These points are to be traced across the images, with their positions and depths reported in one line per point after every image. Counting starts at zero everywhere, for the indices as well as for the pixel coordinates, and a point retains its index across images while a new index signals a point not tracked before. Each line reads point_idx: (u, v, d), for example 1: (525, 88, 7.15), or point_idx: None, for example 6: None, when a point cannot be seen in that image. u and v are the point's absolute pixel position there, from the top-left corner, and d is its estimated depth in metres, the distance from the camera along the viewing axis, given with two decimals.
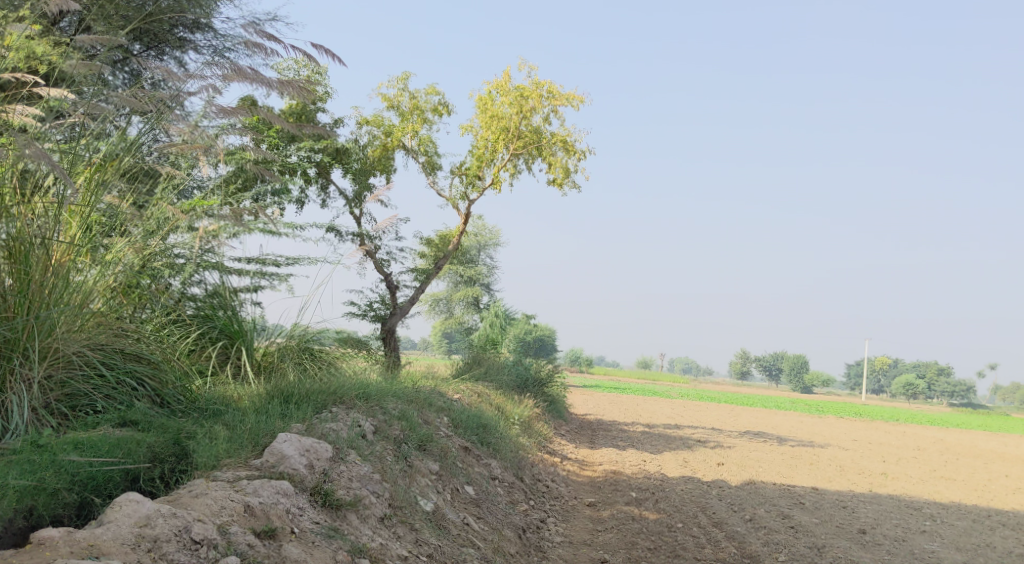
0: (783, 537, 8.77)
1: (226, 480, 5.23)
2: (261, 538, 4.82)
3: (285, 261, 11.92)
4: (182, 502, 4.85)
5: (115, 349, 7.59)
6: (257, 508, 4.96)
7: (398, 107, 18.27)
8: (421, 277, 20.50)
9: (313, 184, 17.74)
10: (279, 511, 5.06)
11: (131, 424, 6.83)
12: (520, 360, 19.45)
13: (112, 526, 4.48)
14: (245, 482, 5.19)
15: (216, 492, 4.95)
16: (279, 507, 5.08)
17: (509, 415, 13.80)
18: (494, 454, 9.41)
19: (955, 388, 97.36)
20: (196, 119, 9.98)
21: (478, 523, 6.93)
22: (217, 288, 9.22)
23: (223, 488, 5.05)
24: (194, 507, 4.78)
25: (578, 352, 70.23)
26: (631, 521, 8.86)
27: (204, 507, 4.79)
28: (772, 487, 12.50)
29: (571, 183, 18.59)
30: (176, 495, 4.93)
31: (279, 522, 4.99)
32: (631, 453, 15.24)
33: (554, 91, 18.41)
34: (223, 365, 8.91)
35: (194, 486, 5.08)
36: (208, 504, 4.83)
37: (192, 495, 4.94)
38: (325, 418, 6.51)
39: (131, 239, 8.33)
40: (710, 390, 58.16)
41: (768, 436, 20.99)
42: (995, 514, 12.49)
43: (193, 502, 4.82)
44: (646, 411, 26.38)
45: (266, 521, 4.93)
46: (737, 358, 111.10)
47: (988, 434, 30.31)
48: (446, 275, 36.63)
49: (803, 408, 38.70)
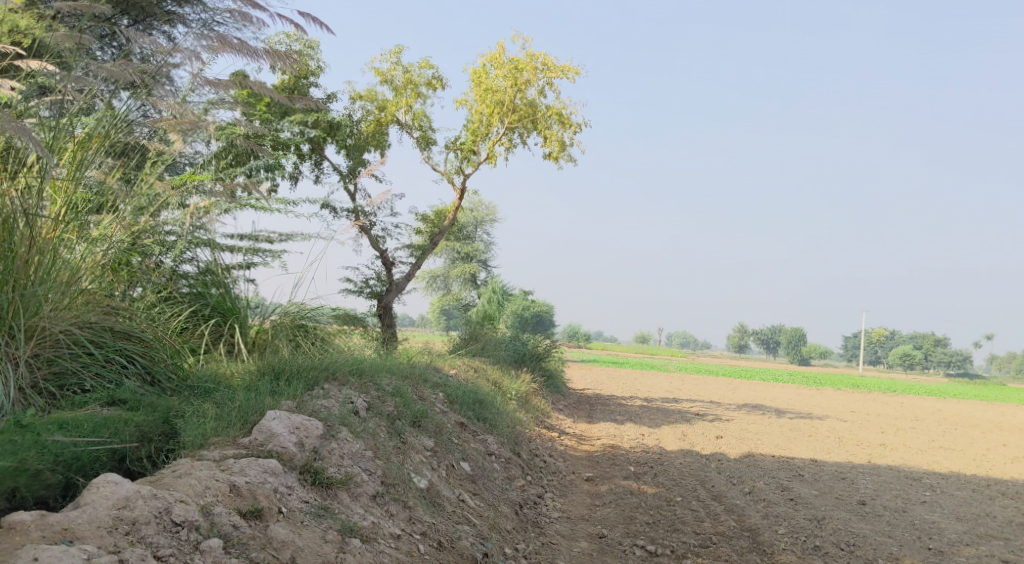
0: (782, 509, 8.70)
1: (212, 459, 5.12)
2: (246, 519, 4.71)
3: (279, 237, 11.77)
4: (164, 482, 4.74)
5: (105, 328, 7.47)
6: (243, 488, 4.85)
7: (392, 82, 18.03)
8: (417, 252, 20.35)
9: (307, 160, 17.55)
10: (266, 490, 4.95)
11: (120, 403, 6.72)
12: (517, 336, 19.36)
13: (88, 509, 4.38)
14: (231, 461, 5.08)
15: (200, 472, 4.85)
16: (266, 486, 4.97)
17: (506, 390, 13.72)
18: (490, 429, 9.32)
19: (952, 359, 97.46)
20: (184, 94, 9.84)
21: (474, 499, 6.83)
22: (209, 266, 9.09)
23: (208, 468, 4.95)
24: (177, 487, 4.68)
25: (577, 328, 70.25)
26: (629, 495, 8.78)
27: (187, 487, 4.68)
28: (771, 460, 12.45)
29: (567, 157, 18.40)
30: (159, 476, 4.82)
31: (266, 502, 4.87)
32: (630, 427, 15.18)
33: (549, 63, 18.17)
34: (216, 342, 8.78)
35: (179, 466, 4.97)
36: (191, 484, 4.73)
37: (175, 474, 4.83)
38: (316, 394, 6.38)
39: (118, 215, 8.14)
40: (708, 364, 58.17)
41: (767, 409, 20.94)
42: (995, 484, 12.44)
43: (176, 483, 4.71)
44: (645, 386, 26.33)
45: (252, 501, 4.81)
46: (735, 332, 111.28)
47: (985, 404, 30.26)
48: (443, 251, 36.56)
49: (800, 381, 38.65)
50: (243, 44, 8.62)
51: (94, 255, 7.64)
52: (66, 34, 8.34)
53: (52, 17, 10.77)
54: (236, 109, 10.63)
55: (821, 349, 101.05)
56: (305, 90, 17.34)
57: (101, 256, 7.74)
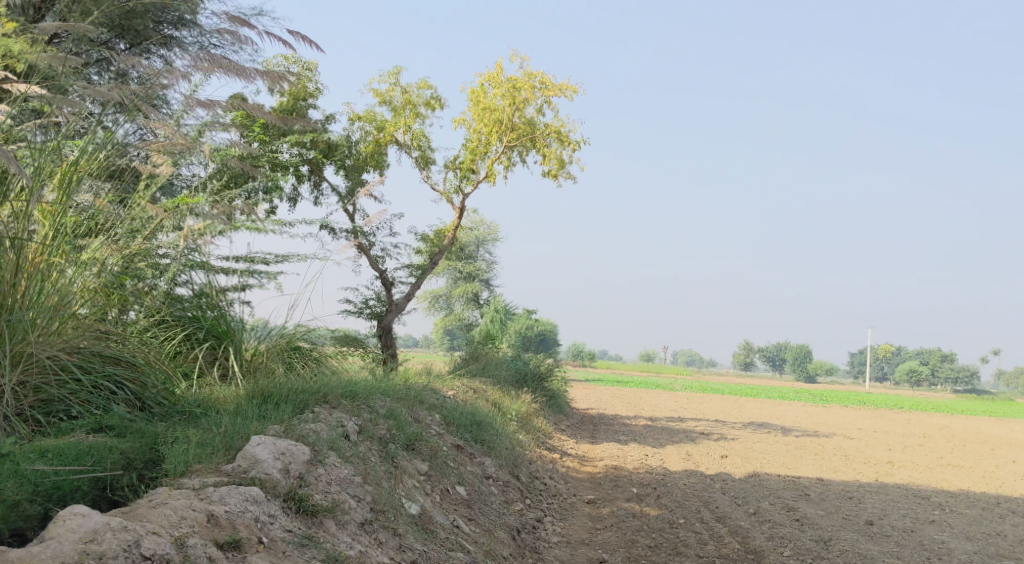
0: (788, 531, 8.51)
1: (191, 487, 4.97)
2: (224, 550, 4.57)
3: (274, 258, 11.67)
4: (137, 513, 4.60)
5: (95, 353, 7.32)
6: (222, 518, 4.71)
7: (390, 103, 17.98)
8: (417, 272, 20.23)
9: (306, 182, 17.47)
10: (246, 520, 4.80)
11: (107, 430, 6.58)
12: (518, 356, 19.19)
13: (53, 543, 4.22)
14: (211, 489, 4.94)
15: (177, 501, 4.71)
16: (247, 515, 4.83)
17: (506, 411, 13.54)
18: (488, 452, 9.14)
19: (960, 374, 96.81)
20: (178, 116, 9.75)
21: (468, 525, 6.67)
22: (204, 288, 8.91)
23: (186, 497, 4.80)
24: (152, 519, 4.53)
25: (581, 348, 70.01)
26: (631, 518, 8.59)
27: (162, 518, 4.54)
28: (777, 479, 12.25)
29: (566, 174, 18.32)
30: (133, 506, 4.68)
31: (246, 531, 4.73)
32: (633, 448, 14.98)
33: (547, 82, 18.14)
34: (210, 366, 8.62)
35: (156, 495, 4.83)
36: (166, 515, 4.58)
37: (150, 505, 4.69)
38: (305, 418, 6.23)
39: (110, 238, 8.00)
40: (713, 382, 57.87)
41: (772, 427, 20.72)
42: (1005, 502, 12.23)
43: (151, 514, 4.57)
44: (649, 405, 26.09)
45: (230, 532, 4.67)
46: (739, 350, 110.93)
47: (993, 420, 30.01)
48: (445, 271, 36.45)
49: (806, 398, 38.36)
50: (235, 65, 8.55)
51: (82, 279, 7.50)
52: (55, 55, 8.25)
53: (45, 39, 10.71)
54: (232, 130, 10.56)
55: (827, 366, 100.64)
56: (304, 112, 17.27)
57: (92, 281, 7.66)
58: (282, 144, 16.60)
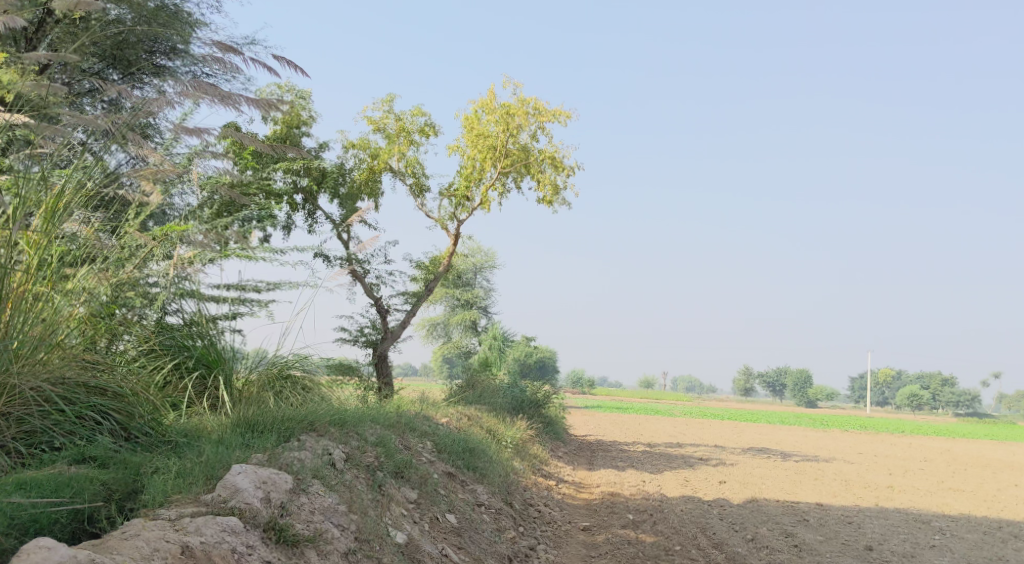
0: (785, 557, 8.40)
1: (168, 518, 4.91)
2: None
3: (266, 286, 11.61)
4: (109, 545, 4.56)
5: (79, 384, 7.11)
6: (197, 549, 4.66)
7: (384, 130, 17.98)
8: (412, 300, 20.17)
9: (300, 210, 17.43)
10: (222, 551, 4.74)
11: (91, 460, 6.48)
12: (515, 382, 19.06)
13: None
14: (187, 520, 4.88)
15: (150, 532, 4.67)
16: (223, 546, 4.77)
17: (500, 437, 13.42)
18: (480, 479, 9.02)
19: (960, 397, 96.47)
20: (168, 144, 9.69)
21: (458, 554, 6.55)
22: (195, 316, 8.62)
23: (161, 528, 4.76)
24: (123, 551, 4.50)
25: (579, 375, 69.89)
26: (626, 545, 8.47)
27: (133, 550, 4.51)
28: (775, 504, 12.11)
29: (561, 200, 18.31)
30: (105, 538, 4.64)
31: None
32: (631, 474, 14.84)
33: (540, 108, 18.18)
34: (200, 396, 8.34)
35: (130, 526, 4.79)
36: (138, 547, 4.54)
37: (122, 536, 4.64)
38: (289, 446, 6.14)
39: (94, 267, 7.83)
40: (712, 407, 57.67)
41: (772, 452, 20.55)
42: (1006, 526, 12.08)
43: (122, 546, 4.53)
44: (648, 431, 25.93)
45: None
46: (738, 375, 110.61)
47: (994, 444, 29.87)
48: (442, 299, 36.37)
49: (805, 423, 38.15)
50: (224, 94, 8.52)
51: (68, 308, 7.33)
52: (40, 83, 8.16)
53: (35, 69, 10.69)
54: (223, 158, 10.53)
55: (827, 391, 100.36)
56: (298, 140, 17.24)
57: (80, 310, 7.54)
58: (275, 173, 16.58)
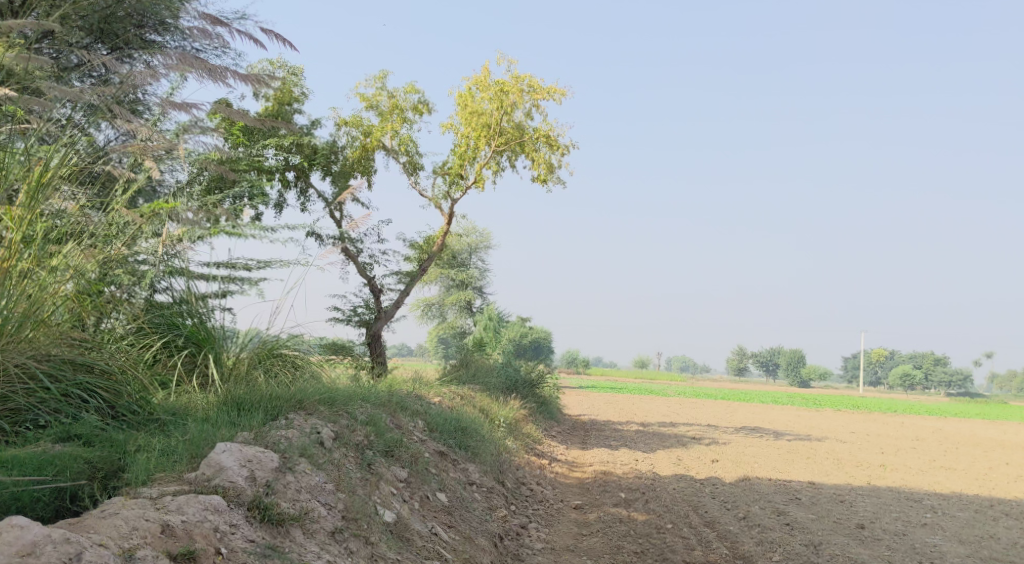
0: (778, 535, 8.38)
1: (149, 496, 4.87)
2: (177, 562, 4.45)
3: (256, 264, 11.51)
4: (87, 524, 4.50)
5: (66, 361, 7.00)
6: (178, 528, 4.59)
7: (377, 107, 17.79)
8: (406, 279, 20.06)
9: (292, 188, 17.28)
10: (205, 530, 4.68)
11: (76, 439, 6.39)
12: (509, 361, 18.99)
13: None
14: (169, 498, 4.83)
15: (130, 511, 4.61)
16: (205, 525, 4.71)
17: (493, 417, 13.35)
18: (472, 458, 8.95)
19: (953, 377, 96.95)
20: (156, 120, 9.52)
21: (448, 532, 6.50)
22: (184, 294, 8.44)
23: (141, 506, 4.70)
24: (100, 530, 4.43)
25: (574, 356, 70.06)
26: (618, 523, 8.45)
27: (111, 529, 4.44)
28: (767, 483, 12.11)
29: (555, 179, 18.18)
30: (83, 517, 4.58)
31: (202, 542, 4.61)
32: (624, 453, 14.83)
33: (535, 85, 18.01)
34: (189, 374, 8.16)
35: (110, 505, 4.73)
36: (117, 526, 4.48)
37: (100, 516, 4.59)
38: (276, 425, 6.07)
39: (80, 245, 7.65)
40: (706, 387, 57.81)
41: (765, 431, 20.56)
42: (998, 504, 12.12)
43: (100, 525, 4.47)
44: (642, 411, 25.91)
45: (185, 542, 4.55)
46: (733, 355, 110.90)
47: (988, 423, 30.01)
48: (436, 279, 36.26)
49: (800, 403, 38.31)
50: (211, 67, 8.36)
51: (53, 285, 7.16)
52: (23, 54, 7.89)
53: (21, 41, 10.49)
54: (212, 133, 10.38)
55: (821, 371, 100.77)
56: (290, 116, 17.06)
57: (67, 287, 7.39)
58: (265, 150, 16.44)
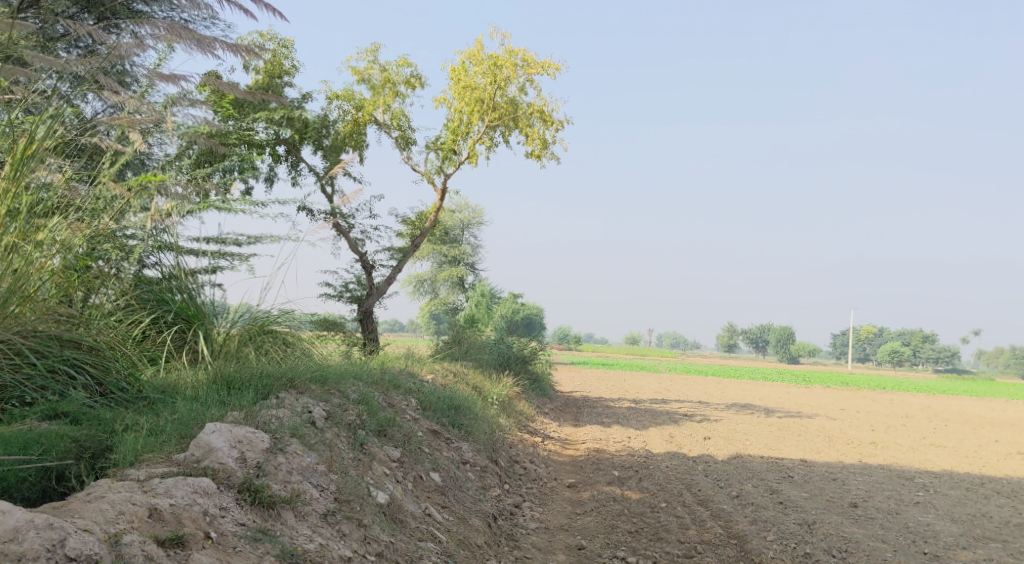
0: (771, 514, 8.34)
1: (137, 479, 4.78)
2: (165, 547, 4.36)
3: (247, 240, 11.37)
4: (72, 508, 4.41)
5: (52, 336, 6.86)
6: (166, 512, 4.51)
7: (369, 81, 17.56)
8: (398, 255, 19.91)
9: (282, 162, 17.07)
10: (193, 514, 4.59)
11: (63, 417, 6.28)
12: (502, 338, 18.89)
13: None
14: (157, 481, 4.74)
15: (116, 495, 4.52)
16: (194, 509, 4.62)
17: (486, 394, 13.28)
18: (466, 436, 8.88)
19: (941, 354, 97.58)
20: (144, 91, 9.32)
21: (442, 513, 6.44)
22: (174, 270, 8.28)
23: (128, 490, 4.61)
24: (85, 514, 4.34)
25: (566, 331, 70.24)
26: (612, 502, 8.40)
27: (96, 514, 4.36)
28: (760, 461, 12.09)
29: (550, 155, 18.02)
30: (68, 501, 4.50)
31: (191, 526, 4.52)
32: (617, 430, 14.79)
33: (529, 59, 17.81)
34: (179, 351, 8.02)
35: (96, 488, 4.64)
36: (103, 510, 4.39)
37: (86, 500, 4.50)
38: (267, 404, 5.97)
39: (66, 219, 7.44)
40: (697, 364, 57.96)
41: (756, 408, 20.56)
42: (989, 482, 12.14)
43: (85, 509, 4.38)
44: (634, 387, 25.90)
45: (174, 526, 4.47)
46: (723, 332, 111.25)
47: (977, 400, 30.14)
48: (429, 255, 36.10)
49: (790, 379, 38.41)
50: (198, 38, 8.16)
51: (39, 260, 6.97)
52: (8, 22, 7.65)
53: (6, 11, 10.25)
54: (201, 106, 10.21)
55: (811, 348, 101.13)
56: (280, 90, 16.82)
57: (53, 261, 7.19)
58: (256, 123, 16.20)
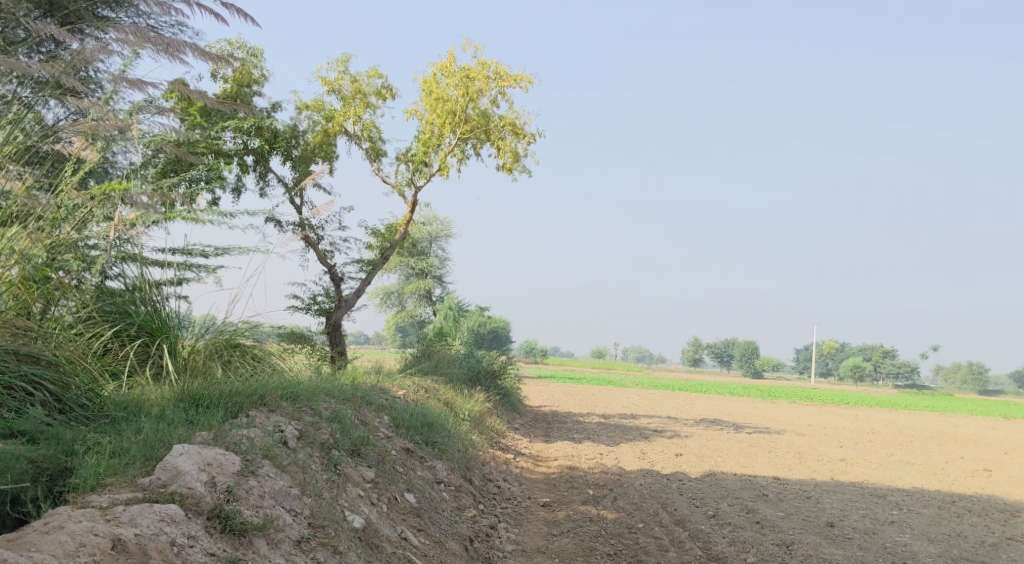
0: (750, 534, 8.21)
1: (99, 506, 4.54)
2: None
3: (214, 251, 11.09)
4: (29, 540, 4.19)
5: (9, 351, 6.51)
6: (130, 543, 4.29)
7: (339, 91, 17.31)
8: (367, 268, 19.63)
9: (250, 172, 16.76)
10: (160, 544, 4.38)
11: (19, 435, 5.97)
12: (472, 352, 18.64)
13: None
14: (121, 508, 4.50)
15: (76, 525, 4.29)
16: (160, 539, 4.40)
17: (458, 411, 13.06)
18: (439, 455, 8.65)
19: (902, 369, 98.83)
20: (108, 98, 8.99)
21: (417, 536, 6.23)
22: (138, 281, 7.93)
23: (90, 519, 4.37)
24: (42, 548, 4.13)
25: (533, 344, 70.11)
26: (588, 522, 8.22)
27: (55, 547, 4.14)
28: (733, 478, 11.97)
29: (521, 168, 17.89)
30: (26, 531, 4.27)
31: (158, 558, 4.31)
32: (588, 446, 14.62)
33: (501, 72, 17.69)
34: (142, 365, 7.73)
35: (54, 516, 4.41)
36: (62, 543, 4.18)
37: (44, 529, 4.27)
38: (237, 423, 5.73)
39: (26, 228, 7.10)
40: (663, 378, 57.98)
41: (724, 424, 20.50)
42: (961, 500, 12.13)
43: (42, 542, 4.16)
44: (603, 402, 25.75)
45: (139, 559, 4.25)
46: (689, 347, 111.74)
47: (941, 416, 30.39)
48: (396, 268, 35.73)
49: (755, 394, 38.56)
50: (168, 43, 7.88)
51: None
52: None
53: None
54: (168, 115, 9.91)
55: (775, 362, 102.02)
56: (249, 99, 16.54)
57: (11, 273, 6.93)
58: (223, 132, 15.93)
